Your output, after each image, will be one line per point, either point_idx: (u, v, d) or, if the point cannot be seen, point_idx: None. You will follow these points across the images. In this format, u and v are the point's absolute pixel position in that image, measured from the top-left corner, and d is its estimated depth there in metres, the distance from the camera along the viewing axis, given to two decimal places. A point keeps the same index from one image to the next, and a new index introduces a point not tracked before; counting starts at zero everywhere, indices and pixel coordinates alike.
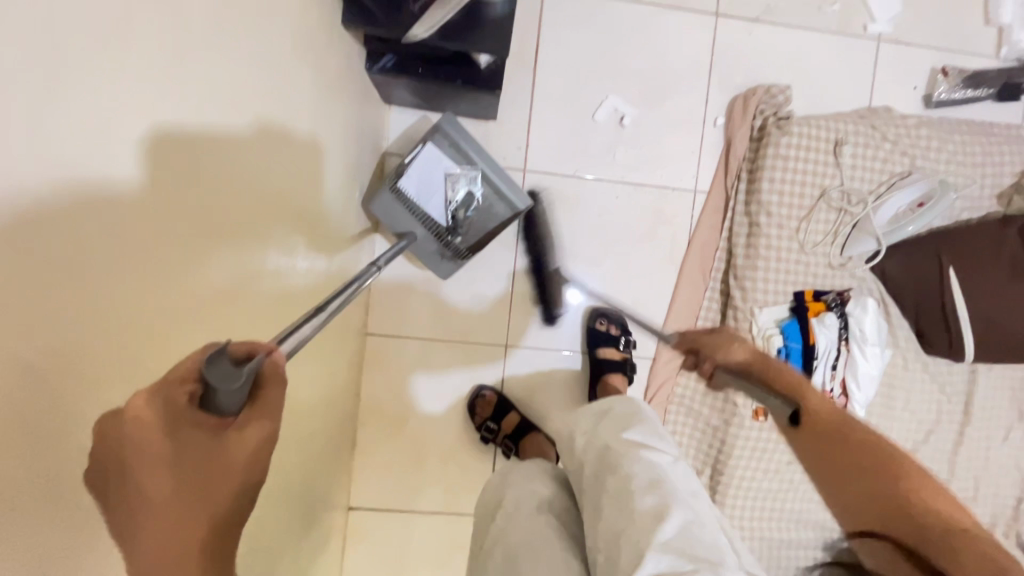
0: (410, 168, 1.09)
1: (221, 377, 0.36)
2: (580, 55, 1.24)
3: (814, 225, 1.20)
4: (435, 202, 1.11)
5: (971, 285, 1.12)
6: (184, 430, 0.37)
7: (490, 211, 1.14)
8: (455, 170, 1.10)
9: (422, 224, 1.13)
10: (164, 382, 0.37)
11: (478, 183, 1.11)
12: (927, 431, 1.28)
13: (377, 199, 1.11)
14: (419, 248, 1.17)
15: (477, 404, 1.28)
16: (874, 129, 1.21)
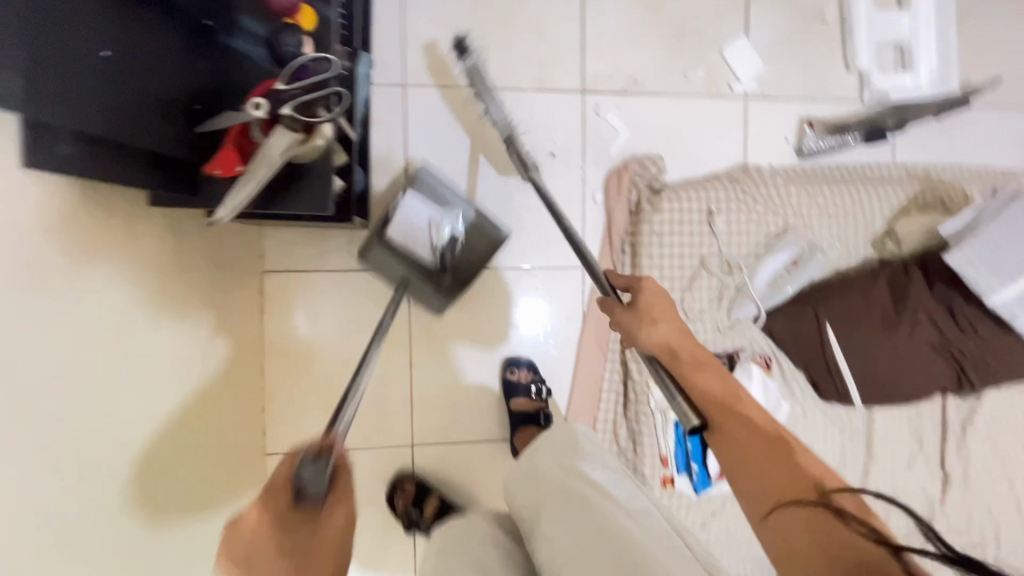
0: (392, 226, 1.10)
1: (311, 474, 0.53)
2: (450, 148, 1.23)
3: (697, 294, 1.22)
4: (423, 249, 1.13)
5: (846, 340, 1.15)
6: (290, 527, 0.53)
7: (476, 236, 1.18)
8: (434, 215, 1.11)
9: (414, 271, 1.15)
10: (265, 499, 0.54)
11: (462, 219, 1.15)
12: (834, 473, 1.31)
13: (371, 249, 1.15)
14: (413, 292, 1.20)
15: (395, 495, 1.24)
16: (746, 194, 1.23)
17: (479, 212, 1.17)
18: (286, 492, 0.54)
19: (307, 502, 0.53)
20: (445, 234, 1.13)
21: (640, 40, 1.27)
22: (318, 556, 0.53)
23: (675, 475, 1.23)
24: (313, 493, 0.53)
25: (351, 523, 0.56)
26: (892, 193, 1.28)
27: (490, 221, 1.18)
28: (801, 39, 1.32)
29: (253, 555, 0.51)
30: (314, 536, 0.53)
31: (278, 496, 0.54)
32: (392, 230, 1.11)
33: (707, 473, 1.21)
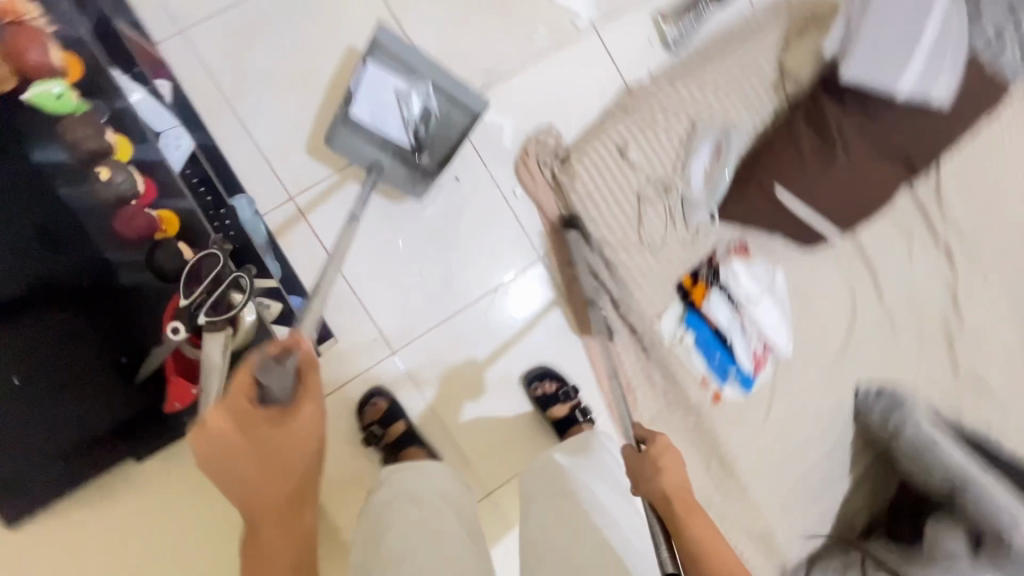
0: (357, 91, 1.11)
1: (273, 370, 0.65)
2: (366, 227, 1.23)
3: (651, 226, 1.23)
4: (387, 116, 1.14)
5: (798, 192, 1.17)
6: (251, 428, 0.64)
7: (452, 121, 1.18)
8: (403, 93, 1.14)
9: (386, 151, 1.15)
10: (232, 400, 0.65)
11: (435, 106, 1.17)
12: (851, 301, 1.37)
13: (335, 137, 1.13)
14: (387, 181, 1.18)
15: (367, 410, 1.22)
16: (642, 115, 1.23)
17: (453, 81, 1.16)
18: (252, 388, 0.66)
19: (272, 396, 0.65)
20: (416, 108, 1.15)
21: (474, 29, 1.25)
22: (291, 445, 0.64)
23: (720, 389, 1.28)
24: (279, 386, 0.64)
25: (319, 414, 0.67)
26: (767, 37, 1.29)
27: (458, 94, 1.17)
28: None
29: (227, 431, 0.63)
30: (281, 420, 0.65)
31: (247, 392, 0.65)
32: (355, 111, 1.12)
33: (745, 373, 1.25)
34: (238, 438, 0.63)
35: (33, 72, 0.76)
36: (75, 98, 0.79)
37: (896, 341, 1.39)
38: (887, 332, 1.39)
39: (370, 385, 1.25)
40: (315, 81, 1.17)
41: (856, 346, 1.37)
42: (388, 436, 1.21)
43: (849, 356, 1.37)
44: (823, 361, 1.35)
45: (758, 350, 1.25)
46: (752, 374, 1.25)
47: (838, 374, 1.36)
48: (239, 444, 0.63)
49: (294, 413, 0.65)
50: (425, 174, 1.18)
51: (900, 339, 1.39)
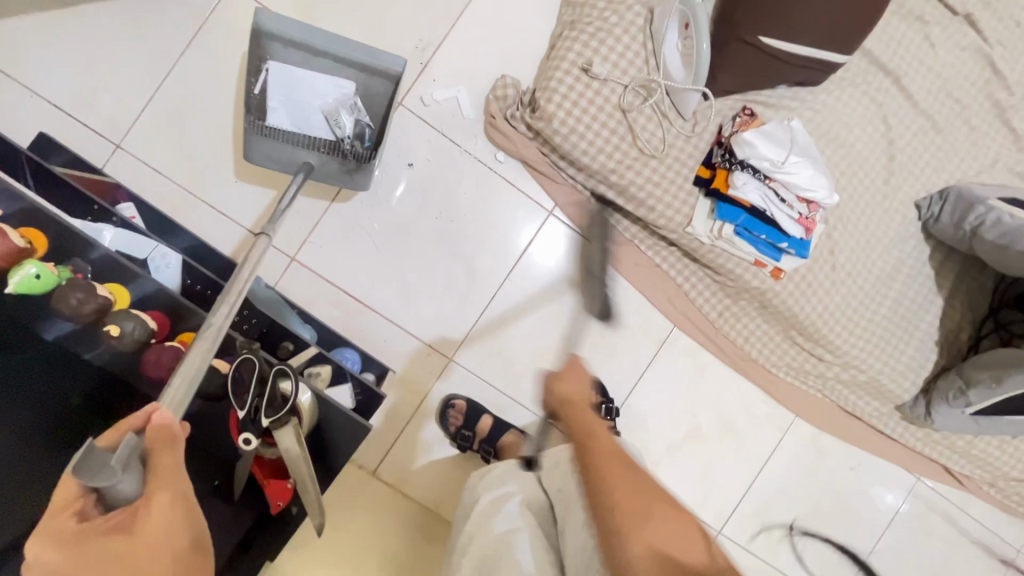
0: (267, 97, 1.03)
1: (99, 468, 0.51)
2: (375, 253, 1.21)
3: (645, 132, 1.14)
4: (306, 114, 1.04)
5: (795, 30, 1.05)
6: (81, 543, 0.52)
7: (373, 94, 1.06)
8: (328, 101, 1.04)
9: (312, 150, 1.05)
10: (62, 513, 0.53)
11: (352, 84, 1.04)
12: (881, 117, 1.26)
13: (254, 151, 1.05)
14: (324, 178, 1.08)
15: (450, 417, 1.24)
16: (591, 22, 1.12)
17: (361, 46, 1.02)
18: (89, 497, 0.54)
19: (114, 498, 0.53)
20: (336, 102, 1.04)
21: (389, 9, 1.16)
22: (139, 554, 0.51)
23: (778, 265, 1.20)
24: (114, 484, 0.52)
25: (176, 505, 0.55)
26: None
27: (370, 60, 1.02)
28: None
29: (60, 557, 0.51)
30: (129, 523, 0.53)
31: (79, 505, 0.53)
32: (270, 120, 1.03)
33: (797, 240, 1.16)
34: (79, 562, 0.52)
35: (6, 262, 0.72)
36: (53, 271, 0.76)
37: (943, 137, 1.28)
38: (929, 132, 1.28)
39: (442, 395, 1.26)
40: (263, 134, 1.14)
41: (902, 161, 1.27)
42: (481, 432, 1.23)
43: (897, 174, 1.28)
44: (871, 190, 1.27)
45: (802, 213, 1.14)
46: (804, 239, 1.15)
47: (892, 197, 1.28)
48: (71, 568, 0.52)
49: (147, 509, 0.54)
50: (358, 161, 1.06)
51: (947, 133, 1.28)
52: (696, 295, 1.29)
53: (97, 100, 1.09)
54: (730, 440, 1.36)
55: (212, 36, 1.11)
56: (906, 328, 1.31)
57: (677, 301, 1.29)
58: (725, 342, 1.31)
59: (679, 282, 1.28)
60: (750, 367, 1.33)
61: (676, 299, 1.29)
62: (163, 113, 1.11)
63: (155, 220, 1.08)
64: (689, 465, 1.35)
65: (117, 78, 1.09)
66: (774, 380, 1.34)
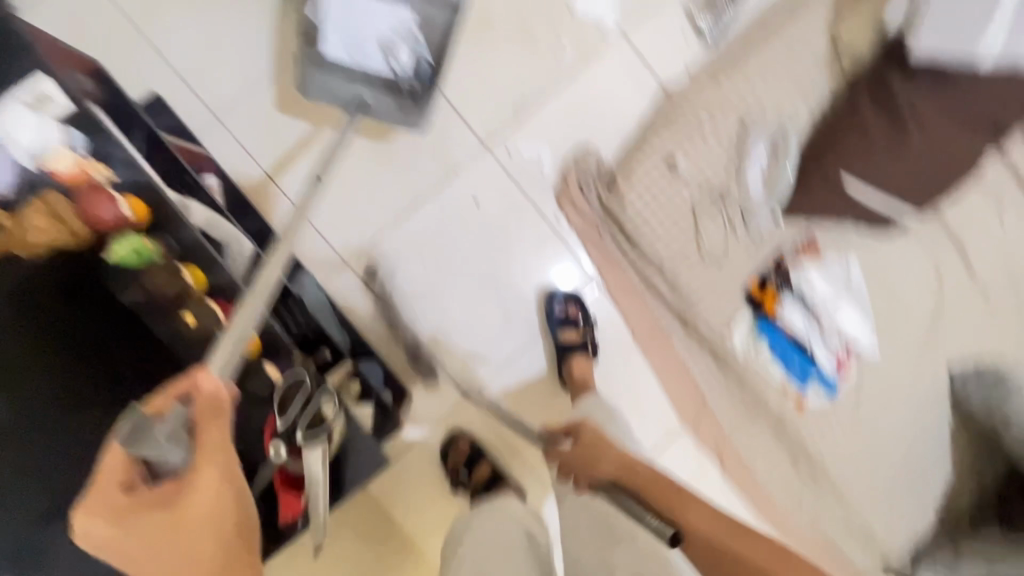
0: (325, 27, 1.08)
1: (150, 442, 0.57)
2: (423, 279, 1.24)
3: (710, 238, 1.17)
4: (362, 44, 1.10)
5: (871, 177, 1.07)
6: (130, 510, 0.60)
7: (430, 24, 1.13)
8: (386, 31, 1.10)
9: (365, 84, 1.12)
10: (117, 478, 0.60)
11: (411, 15, 1.11)
12: (938, 278, 1.27)
13: (309, 83, 1.11)
14: (378, 115, 1.17)
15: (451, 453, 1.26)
16: (684, 122, 1.17)
17: None
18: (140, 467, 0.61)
19: (163, 466, 0.60)
20: (393, 34, 1.11)
21: (498, 60, 1.21)
22: (186, 519, 0.60)
23: (804, 393, 1.23)
24: (161, 454, 0.58)
25: (215, 478, 0.61)
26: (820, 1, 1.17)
27: None
28: None
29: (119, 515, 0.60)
30: (176, 496, 0.60)
31: (131, 475, 0.61)
32: (326, 50, 1.09)
33: (828, 376, 1.19)
34: (131, 525, 0.60)
35: (108, 228, 0.75)
36: (149, 245, 0.78)
37: (994, 313, 1.29)
38: (984, 305, 1.29)
39: (449, 430, 1.28)
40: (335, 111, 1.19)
41: (950, 324, 1.28)
42: (474, 478, 1.22)
43: (941, 336, 1.28)
44: (911, 346, 1.27)
45: (840, 352, 1.17)
46: (835, 377, 1.19)
47: (931, 357, 1.28)
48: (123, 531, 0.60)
49: (191, 481, 0.60)
50: (415, 98, 1.15)
51: (999, 310, 1.29)
52: (720, 402, 1.28)
53: (210, 74, 1.14)
54: None
55: None
56: (913, 487, 1.31)
57: (697, 401, 1.30)
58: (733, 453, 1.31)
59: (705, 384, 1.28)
60: (751, 481, 1.33)
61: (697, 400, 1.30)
62: (264, 98, 1.16)
63: (232, 198, 1.12)
64: None
65: (230, 56, 1.14)
66: (771, 504, 1.34)
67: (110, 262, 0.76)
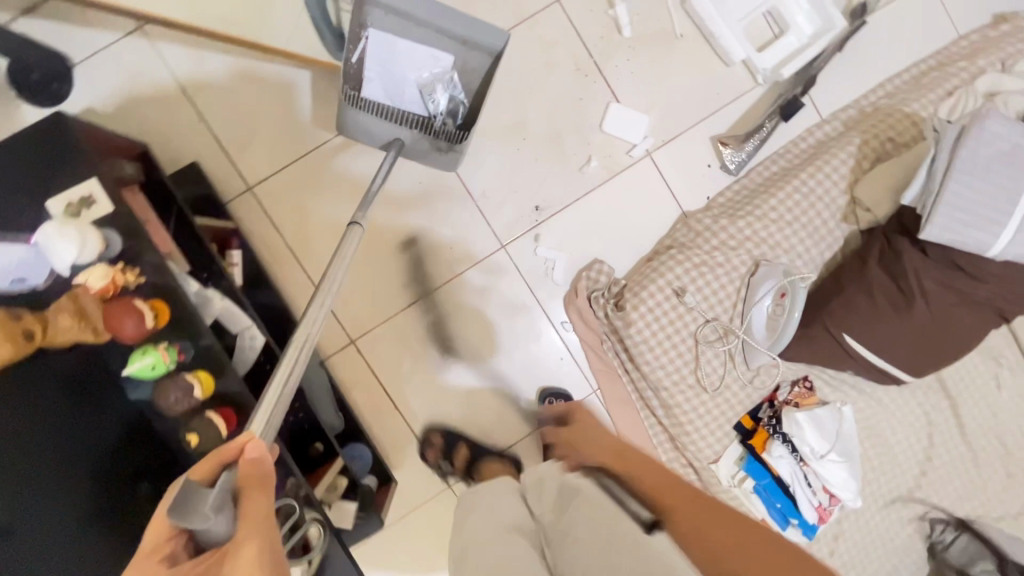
0: (364, 66, 1.02)
1: (194, 505, 0.51)
2: (422, 367, 1.25)
3: (707, 366, 1.19)
4: (399, 85, 1.03)
5: (866, 338, 1.11)
6: None
7: (471, 70, 1.04)
8: (424, 74, 1.03)
9: (405, 127, 1.08)
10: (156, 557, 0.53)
11: (452, 58, 1.02)
12: (929, 433, 1.28)
13: (348, 118, 1.08)
14: (415, 156, 1.14)
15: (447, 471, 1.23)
16: (697, 250, 1.20)
17: (463, 15, 0.98)
18: (183, 535, 0.54)
19: (206, 538, 0.52)
20: (430, 76, 1.03)
21: (526, 163, 1.25)
22: None
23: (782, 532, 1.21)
24: (203, 525, 0.51)
25: (261, 554, 0.50)
26: (839, 157, 1.22)
27: (473, 32, 0.99)
28: (669, 61, 1.25)
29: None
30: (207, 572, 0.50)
31: (173, 545, 0.53)
32: (363, 90, 1.04)
33: (809, 523, 1.18)
34: None
35: (130, 338, 0.75)
36: (166, 358, 0.76)
37: (980, 474, 1.29)
38: (970, 464, 1.29)
39: (423, 519, 1.25)
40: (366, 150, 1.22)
41: (935, 480, 1.28)
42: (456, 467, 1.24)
43: (926, 490, 1.28)
44: (895, 496, 1.27)
45: (823, 502, 1.17)
46: (815, 525, 1.18)
47: (913, 510, 1.28)
48: None
49: (228, 557, 0.50)
50: (453, 144, 1.10)
51: (985, 472, 1.29)
52: None
53: (251, 145, 1.19)
54: None
55: None
56: None
57: None
58: None
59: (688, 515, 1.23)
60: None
61: None
62: (299, 176, 1.21)
63: (250, 269, 1.15)
64: None
65: (274, 134, 1.20)
66: None
67: (126, 374, 0.74)
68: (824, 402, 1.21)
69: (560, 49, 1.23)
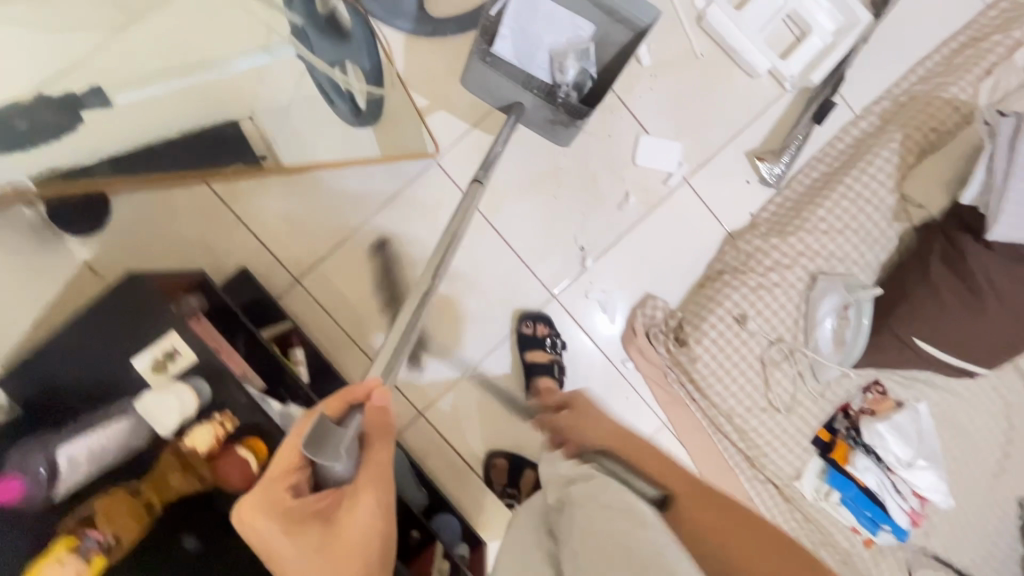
0: (502, 22, 1.11)
1: (327, 443, 0.56)
2: (492, 425, 1.26)
3: (777, 386, 1.19)
4: (535, 51, 1.15)
5: (940, 339, 1.09)
6: (295, 526, 0.60)
7: (609, 42, 1.17)
8: (560, 43, 1.16)
9: (529, 91, 1.12)
10: (278, 484, 0.61)
11: (592, 30, 1.16)
12: (1007, 414, 1.27)
13: (473, 71, 1.11)
14: (533, 123, 1.18)
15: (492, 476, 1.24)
16: (751, 272, 1.19)
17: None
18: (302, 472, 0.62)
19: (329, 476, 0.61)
20: (566, 49, 1.15)
21: (563, 208, 1.24)
22: (341, 543, 0.59)
23: (872, 536, 1.21)
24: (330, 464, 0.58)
25: (378, 503, 0.61)
26: (880, 156, 1.19)
27: (622, 11, 1.11)
28: (693, 82, 1.23)
29: (277, 519, 0.60)
30: (329, 514, 0.60)
31: (294, 479, 0.62)
32: (497, 45, 1.12)
33: (902, 528, 1.18)
34: (291, 537, 0.60)
35: (237, 487, 0.75)
36: None
37: None
38: None
39: None
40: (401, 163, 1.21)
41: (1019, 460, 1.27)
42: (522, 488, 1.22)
43: (1011, 472, 1.27)
44: (982, 483, 1.26)
45: (913, 506, 1.17)
46: (908, 529, 1.18)
47: (1000, 494, 1.27)
48: (283, 541, 0.60)
49: (353, 500, 0.60)
50: (574, 119, 1.11)
51: None
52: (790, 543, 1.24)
53: (290, 236, 1.19)
54: None
55: (402, 204, 1.23)
56: None
57: None
58: None
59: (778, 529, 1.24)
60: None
61: None
62: (343, 261, 1.21)
63: (313, 361, 1.15)
64: None
65: (312, 221, 1.20)
66: None
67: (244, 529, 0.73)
68: (899, 404, 1.20)
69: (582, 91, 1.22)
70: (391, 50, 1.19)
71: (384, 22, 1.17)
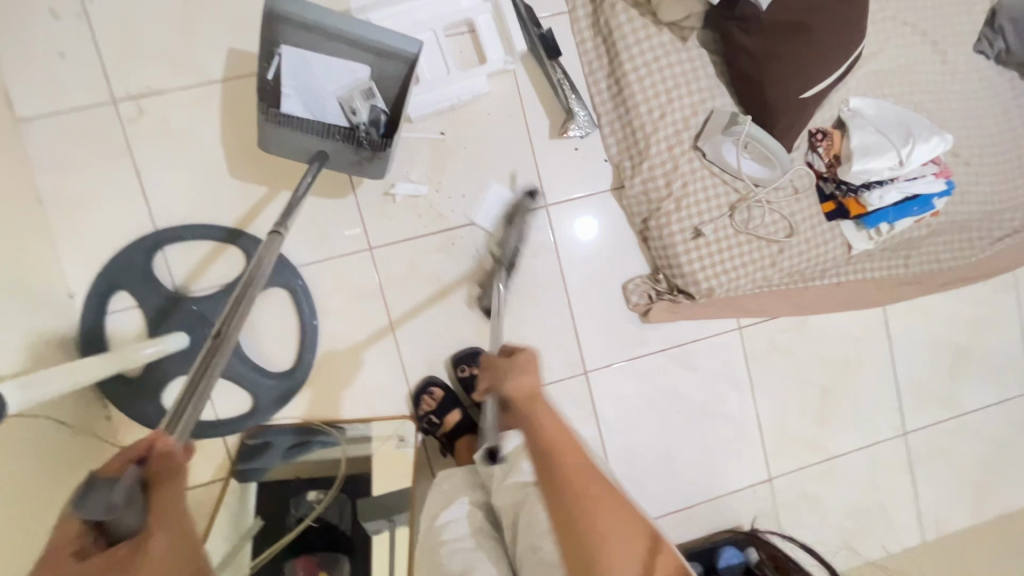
0: (280, 83, 1.00)
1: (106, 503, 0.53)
2: (660, 470, 1.36)
3: (769, 225, 1.21)
4: (324, 101, 1.02)
5: (819, 75, 1.08)
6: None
7: (390, 78, 1.04)
8: (344, 87, 1.02)
9: (325, 138, 1.03)
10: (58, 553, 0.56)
11: (367, 68, 1.02)
12: (903, 21, 1.25)
13: (268, 137, 1.03)
14: (338, 168, 1.06)
15: None
16: (659, 195, 1.21)
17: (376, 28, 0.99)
18: (87, 532, 0.57)
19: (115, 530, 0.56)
20: (354, 92, 1.02)
21: (515, 325, 1.27)
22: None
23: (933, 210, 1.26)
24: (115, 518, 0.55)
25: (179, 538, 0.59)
26: (624, 19, 1.14)
27: (384, 38, 1.00)
28: (461, 154, 1.21)
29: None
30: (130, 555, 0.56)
31: (77, 543, 0.56)
32: (286, 107, 1.01)
33: (944, 187, 1.22)
34: None
35: None
36: None
37: None
38: None
39: (784, 503, 1.41)
40: (402, 424, 1.21)
41: (946, 34, 1.26)
42: None
43: (950, 48, 1.27)
44: (943, 82, 1.27)
45: (931, 170, 1.20)
46: (947, 184, 1.22)
47: (962, 68, 1.28)
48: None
49: (145, 550, 0.57)
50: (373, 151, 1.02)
51: None
52: (891, 275, 1.33)
53: None
54: (979, 332, 1.48)
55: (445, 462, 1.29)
56: None
57: (884, 293, 1.34)
58: (936, 280, 1.36)
59: (875, 278, 1.32)
60: (970, 270, 1.37)
61: (881, 292, 1.34)
62: None
63: None
64: (969, 379, 1.48)
65: None
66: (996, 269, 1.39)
67: None
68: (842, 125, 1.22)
69: (419, 259, 1.22)
70: (303, 413, 1.21)
71: (277, 411, 1.19)
